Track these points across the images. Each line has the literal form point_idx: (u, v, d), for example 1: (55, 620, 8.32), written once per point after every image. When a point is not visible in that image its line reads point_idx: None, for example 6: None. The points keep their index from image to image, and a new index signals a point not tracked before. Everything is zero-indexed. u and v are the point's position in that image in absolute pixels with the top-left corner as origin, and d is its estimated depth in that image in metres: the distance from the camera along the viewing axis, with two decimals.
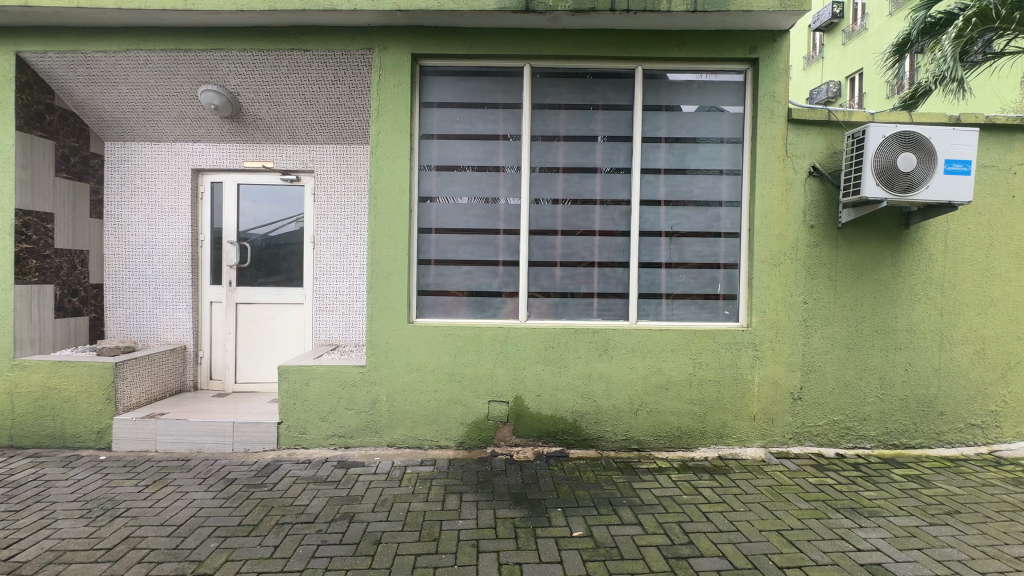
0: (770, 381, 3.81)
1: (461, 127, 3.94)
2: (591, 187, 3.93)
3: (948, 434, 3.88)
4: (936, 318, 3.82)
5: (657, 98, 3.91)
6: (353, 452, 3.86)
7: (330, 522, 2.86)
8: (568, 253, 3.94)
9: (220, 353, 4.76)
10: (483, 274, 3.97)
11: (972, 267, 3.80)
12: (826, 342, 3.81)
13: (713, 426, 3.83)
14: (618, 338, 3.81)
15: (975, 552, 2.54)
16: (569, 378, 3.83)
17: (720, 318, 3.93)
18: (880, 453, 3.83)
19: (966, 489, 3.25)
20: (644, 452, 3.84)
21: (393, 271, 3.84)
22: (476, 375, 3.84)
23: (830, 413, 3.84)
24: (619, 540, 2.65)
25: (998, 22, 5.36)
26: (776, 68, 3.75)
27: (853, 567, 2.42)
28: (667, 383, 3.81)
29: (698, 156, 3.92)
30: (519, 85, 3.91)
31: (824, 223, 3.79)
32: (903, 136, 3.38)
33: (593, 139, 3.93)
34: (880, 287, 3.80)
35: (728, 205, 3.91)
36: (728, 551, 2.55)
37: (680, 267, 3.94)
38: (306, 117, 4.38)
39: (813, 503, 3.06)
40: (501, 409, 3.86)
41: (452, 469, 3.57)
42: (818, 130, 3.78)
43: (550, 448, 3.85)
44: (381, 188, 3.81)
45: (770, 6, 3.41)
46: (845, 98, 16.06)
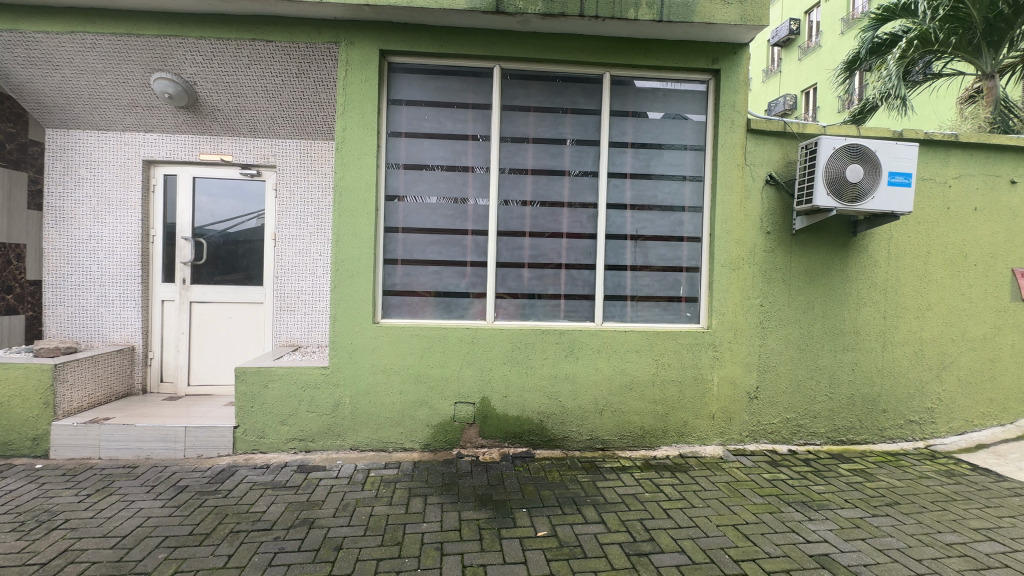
0: (728, 381, 3.95)
1: (430, 125, 3.90)
2: (559, 189, 3.97)
3: (889, 430, 4.13)
4: (880, 320, 4.05)
5: (624, 104, 3.99)
6: (314, 456, 3.76)
7: (288, 529, 2.77)
8: (536, 254, 3.97)
9: (172, 354, 4.54)
10: (451, 274, 3.94)
11: (912, 273, 4.06)
12: (780, 343, 3.98)
13: (675, 424, 3.94)
14: (584, 339, 3.86)
15: (912, 540, 2.70)
16: (536, 379, 3.85)
17: (683, 319, 4.05)
18: (828, 449, 4.03)
19: (905, 481, 3.46)
20: (608, 451, 3.90)
21: (358, 271, 3.76)
22: (442, 376, 3.81)
23: (783, 411, 4.02)
24: (582, 538, 2.68)
25: (936, 45, 5.93)
26: (736, 80, 3.89)
27: (802, 558, 2.53)
28: (630, 383, 3.89)
29: (663, 162, 4.02)
30: (489, 86, 3.90)
31: (779, 230, 3.96)
32: (850, 148, 3.58)
33: (562, 142, 3.97)
34: (829, 291, 4.00)
35: (691, 210, 4.03)
36: (687, 546, 2.62)
37: (645, 270, 4.03)
38: (268, 110, 4.24)
39: (767, 498, 3.19)
40: (467, 410, 3.84)
41: (417, 471, 3.53)
42: (774, 140, 3.95)
43: (516, 449, 3.87)
44: (347, 186, 3.74)
45: (731, 20, 3.54)
46: (801, 111, 16.87)
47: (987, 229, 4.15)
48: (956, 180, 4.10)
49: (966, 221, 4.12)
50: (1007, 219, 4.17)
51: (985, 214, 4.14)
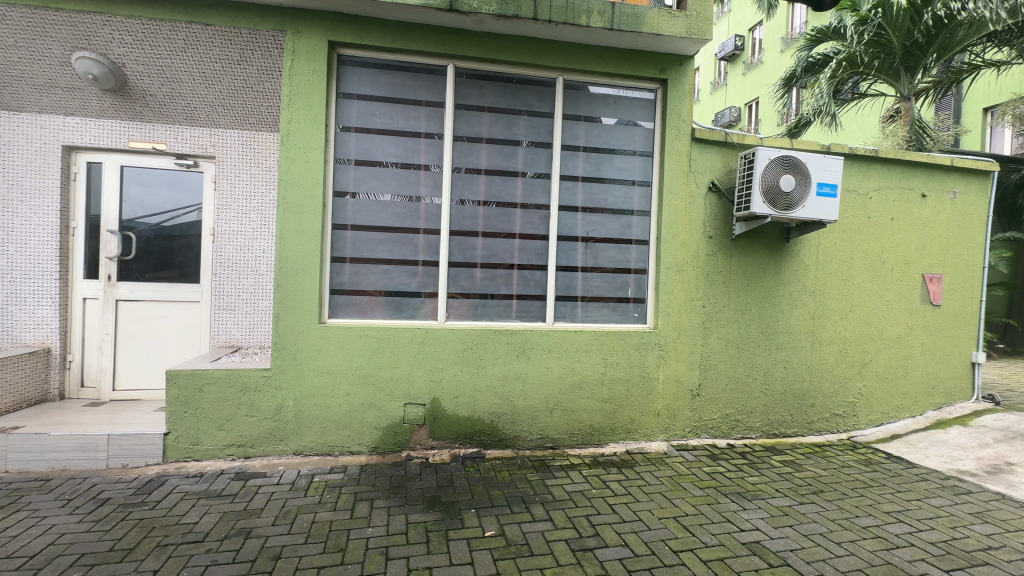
0: (672, 379, 4.11)
1: (382, 121, 3.82)
2: (512, 190, 3.99)
3: (817, 423, 4.43)
4: (809, 321, 4.34)
5: (577, 108, 4.07)
6: (253, 462, 3.58)
7: (221, 540, 2.62)
8: (488, 254, 3.97)
9: (95, 357, 4.19)
10: (401, 273, 3.86)
11: (837, 277, 4.38)
12: (720, 342, 4.18)
13: (622, 422, 4.06)
14: (535, 339, 3.90)
15: (833, 525, 2.91)
16: (487, 379, 3.85)
17: (630, 319, 4.17)
18: (763, 441, 4.27)
19: (829, 471, 3.73)
20: (558, 450, 3.95)
21: (303, 269, 3.63)
22: (392, 377, 3.74)
23: (722, 407, 4.22)
24: (530, 537, 2.70)
25: (862, 67, 6.69)
26: (683, 90, 4.06)
27: (736, 546, 2.66)
28: (580, 382, 3.96)
29: (613, 167, 4.13)
30: (442, 84, 3.87)
31: (720, 235, 4.16)
32: (784, 160, 3.82)
33: (515, 143, 3.99)
34: (765, 294, 4.24)
35: (639, 214, 4.17)
36: (630, 540, 2.70)
37: (595, 271, 4.12)
38: (207, 97, 4.04)
39: (706, 490, 3.34)
40: (418, 411, 3.79)
41: (363, 475, 3.44)
42: (716, 149, 4.15)
43: (466, 450, 3.85)
44: (293, 182, 3.61)
45: (677, 32, 3.70)
46: (744, 123, 17.84)
47: (902, 237, 4.53)
48: (875, 193, 4.46)
49: (884, 230, 4.48)
50: (918, 228, 4.58)
51: (900, 224, 4.53)
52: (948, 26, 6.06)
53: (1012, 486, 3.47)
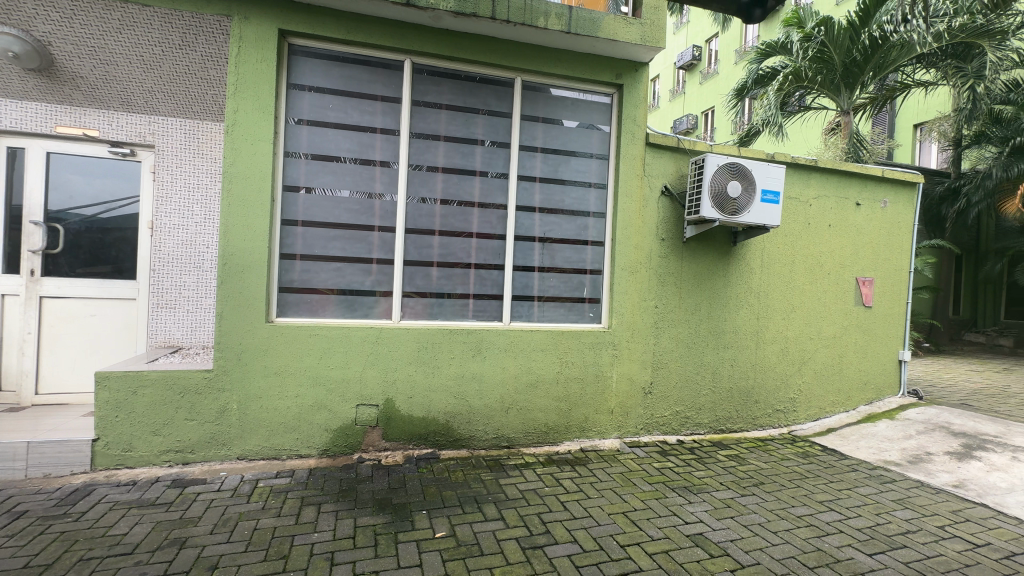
0: (626, 378, 4.20)
1: (335, 115, 3.71)
2: (469, 189, 3.97)
3: (760, 418, 4.64)
4: (754, 321, 4.54)
5: (535, 109, 4.09)
6: (192, 468, 3.40)
7: (153, 551, 2.47)
8: (445, 253, 3.93)
9: (14, 358, 3.85)
10: (355, 271, 3.76)
11: (780, 279, 4.61)
12: (671, 342, 4.31)
13: (576, 420, 4.12)
14: (491, 338, 3.90)
15: (771, 515, 3.06)
16: (442, 379, 3.81)
17: (586, 319, 4.24)
18: (710, 437, 4.43)
19: (769, 463, 3.91)
20: (513, 449, 3.97)
21: (249, 265, 3.49)
22: (344, 378, 3.64)
23: (673, 404, 4.36)
24: (480, 536, 2.70)
25: (807, 82, 7.15)
26: (637, 96, 4.17)
27: (680, 538, 2.75)
28: (536, 381, 3.99)
29: (570, 168, 4.18)
30: (398, 79, 3.80)
31: (672, 238, 4.29)
32: (731, 167, 3.98)
33: (473, 142, 3.98)
34: (714, 295, 4.41)
35: (595, 216, 4.24)
36: (579, 536, 2.74)
37: (551, 271, 4.15)
38: (144, 82, 3.80)
39: (655, 485, 3.43)
40: (370, 413, 3.71)
41: (312, 479, 3.33)
42: (668, 155, 4.28)
43: (420, 451, 3.80)
44: (239, 174, 3.45)
45: (631, 39, 3.80)
46: (700, 131, 18.52)
47: (838, 242, 4.82)
48: (815, 200, 4.72)
49: (823, 235, 4.76)
50: (852, 235, 4.88)
51: (836, 230, 4.81)
52: (882, 48, 6.56)
53: (930, 474, 3.76)
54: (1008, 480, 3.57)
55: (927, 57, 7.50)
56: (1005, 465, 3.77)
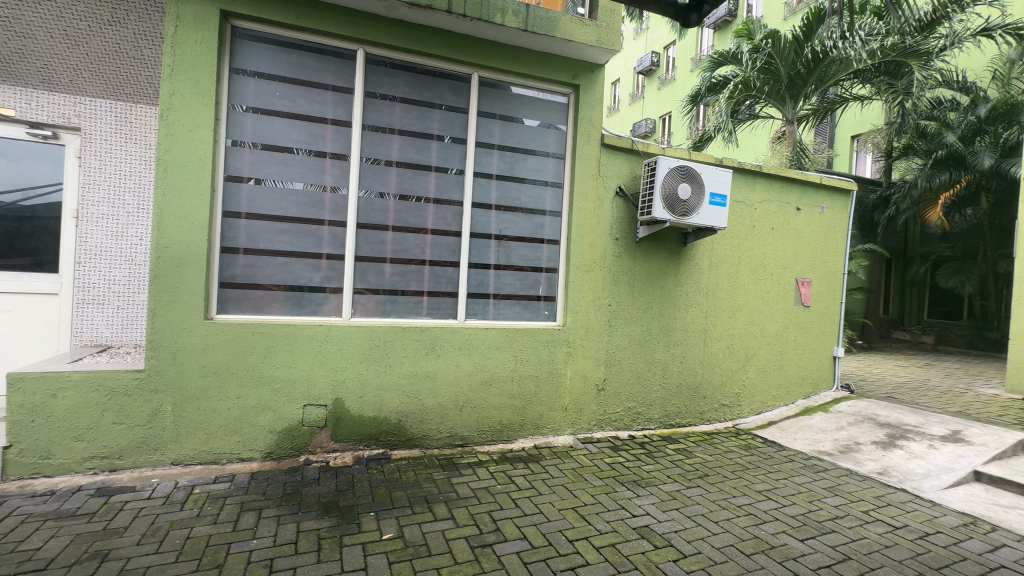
0: (580, 375, 4.26)
1: (283, 103, 3.56)
2: (424, 184, 3.91)
3: (707, 413, 4.82)
4: (702, 319, 4.71)
5: (492, 106, 4.07)
6: (120, 476, 3.17)
7: (70, 566, 2.29)
8: (398, 249, 3.85)
9: None
10: (303, 267, 3.61)
11: (726, 280, 4.80)
12: (624, 339, 4.41)
13: (530, 418, 4.14)
14: (446, 336, 3.85)
15: (714, 505, 3.18)
16: (394, 378, 3.73)
17: (541, 317, 4.25)
18: (660, 432, 4.56)
19: (714, 456, 4.07)
20: (466, 447, 3.94)
21: (187, 259, 3.29)
22: (290, 377, 3.51)
23: (625, 401, 4.46)
24: (429, 536, 2.66)
25: (755, 91, 7.52)
26: (593, 97, 4.23)
27: (627, 531, 2.81)
28: (490, 379, 3.98)
29: (527, 167, 4.19)
30: (351, 68, 3.68)
31: (626, 237, 4.38)
32: (681, 170, 4.11)
33: (429, 137, 3.91)
34: (665, 294, 4.54)
35: (551, 214, 4.27)
36: (529, 532, 2.75)
37: (507, 269, 4.15)
38: (70, 61, 3.53)
39: (605, 480, 3.50)
40: (318, 413, 3.58)
41: (253, 484, 3.18)
42: (623, 156, 4.36)
43: (371, 451, 3.70)
44: (175, 162, 3.25)
45: (587, 40, 3.86)
46: (657, 135, 19.02)
47: (781, 245, 5.08)
48: (759, 204, 4.94)
49: (766, 238, 4.99)
50: (793, 238, 5.15)
51: (779, 233, 5.06)
52: (823, 61, 6.98)
53: (858, 462, 4.02)
54: (925, 466, 3.87)
55: (863, 73, 8.02)
56: (923, 452, 4.08)
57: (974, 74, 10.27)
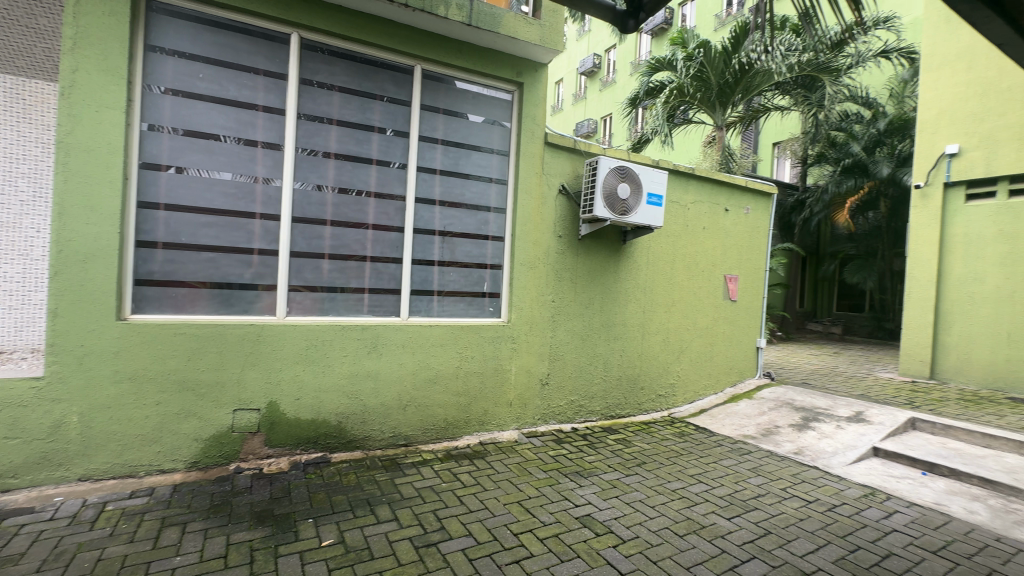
0: (524, 370, 4.32)
1: (207, 86, 3.30)
2: (365, 178, 3.78)
3: (645, 403, 5.04)
4: (640, 314, 4.92)
5: (436, 100, 4.00)
6: (15, 496, 2.83)
7: None
8: (338, 245, 3.70)
9: None
10: (231, 263, 3.38)
11: (662, 276, 5.04)
12: (567, 334, 4.51)
13: (476, 414, 4.14)
14: (388, 334, 3.76)
15: (651, 491, 3.34)
16: (333, 378, 3.59)
17: (486, 314, 4.25)
18: (601, 423, 4.72)
19: (651, 444, 4.28)
20: (410, 447, 3.87)
21: (95, 254, 2.98)
22: (218, 381, 3.28)
23: (568, 394, 4.57)
24: (371, 540, 2.59)
25: (689, 97, 8.03)
26: (537, 95, 4.28)
27: (570, 521, 2.89)
28: (434, 377, 3.94)
29: (471, 163, 4.16)
30: (284, 53, 3.48)
31: (568, 235, 4.47)
32: (621, 170, 4.26)
33: (369, 129, 3.79)
34: (605, 290, 4.69)
35: (495, 211, 4.27)
36: (474, 529, 2.75)
37: (451, 265, 4.11)
38: None
39: (549, 472, 3.57)
40: (250, 418, 3.38)
41: (176, 497, 2.95)
42: (566, 155, 4.45)
43: (309, 456, 3.54)
44: (80, 146, 2.95)
45: (531, 39, 3.89)
46: (598, 135, 19.56)
47: (711, 243, 5.40)
48: (692, 205, 5.22)
49: (698, 237, 5.28)
50: (722, 237, 5.49)
51: (709, 232, 5.38)
52: (748, 73, 7.50)
53: (777, 444, 4.38)
54: (833, 444, 4.28)
55: (782, 85, 8.70)
56: (831, 432, 4.51)
57: (875, 91, 11.42)
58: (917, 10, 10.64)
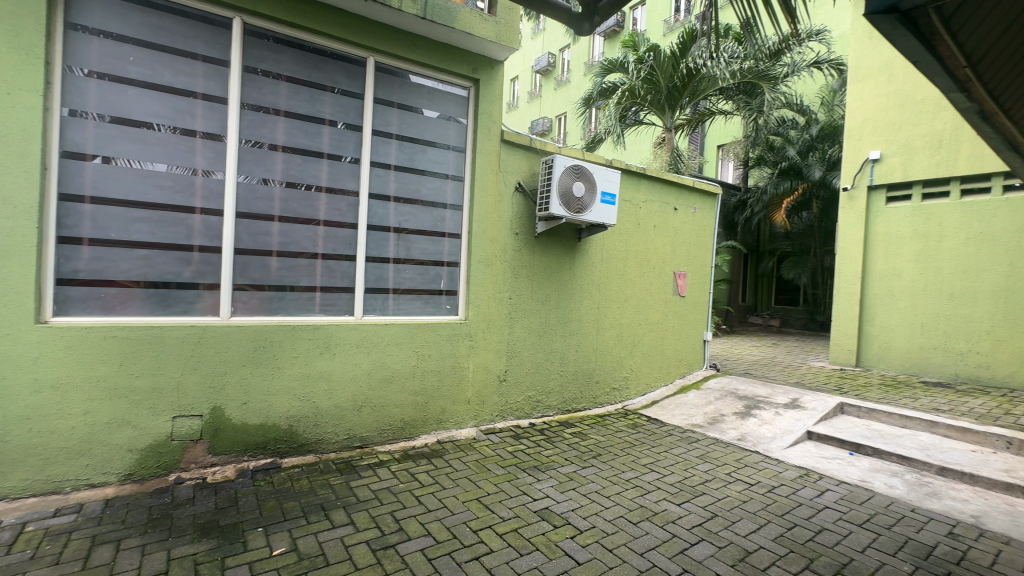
0: (482, 367, 4.32)
1: (139, 70, 3.07)
2: (315, 172, 3.64)
3: (600, 397, 5.18)
4: (595, 310, 5.04)
5: (390, 94, 3.91)
6: None
7: None
8: (286, 242, 3.55)
9: None
10: (168, 261, 3.17)
11: (616, 273, 5.18)
12: (524, 331, 4.55)
13: (433, 413, 4.11)
14: (341, 334, 3.65)
15: (606, 482, 3.44)
16: (283, 380, 3.45)
17: (443, 312, 4.22)
18: (558, 417, 4.80)
19: (606, 436, 4.40)
20: (366, 448, 3.79)
21: (8, 251, 2.72)
22: (154, 387, 3.07)
23: (525, 390, 4.62)
24: (326, 546, 2.52)
25: (640, 99, 8.28)
26: (493, 92, 4.27)
27: (528, 515, 2.93)
28: (390, 377, 3.87)
29: (427, 159, 4.10)
30: (225, 38, 3.29)
31: (525, 232, 4.51)
32: (576, 168, 4.33)
33: (320, 121, 3.65)
34: (561, 287, 4.77)
35: (452, 208, 4.24)
36: (433, 528, 2.73)
37: (406, 263, 4.04)
38: None
39: (507, 468, 3.60)
40: (191, 425, 3.19)
41: (109, 512, 2.74)
42: (522, 153, 4.47)
43: (257, 462, 3.39)
44: None
45: (487, 35, 3.89)
46: (553, 133, 19.78)
47: (661, 241, 5.60)
48: (643, 203, 5.40)
49: (649, 234, 5.47)
50: (671, 235, 5.71)
51: (660, 230, 5.58)
52: (694, 78, 7.83)
53: (722, 431, 4.63)
54: (772, 430, 4.57)
55: (726, 90, 9.14)
56: (770, 418, 4.82)
57: (808, 99, 12.23)
58: (845, 25, 11.47)
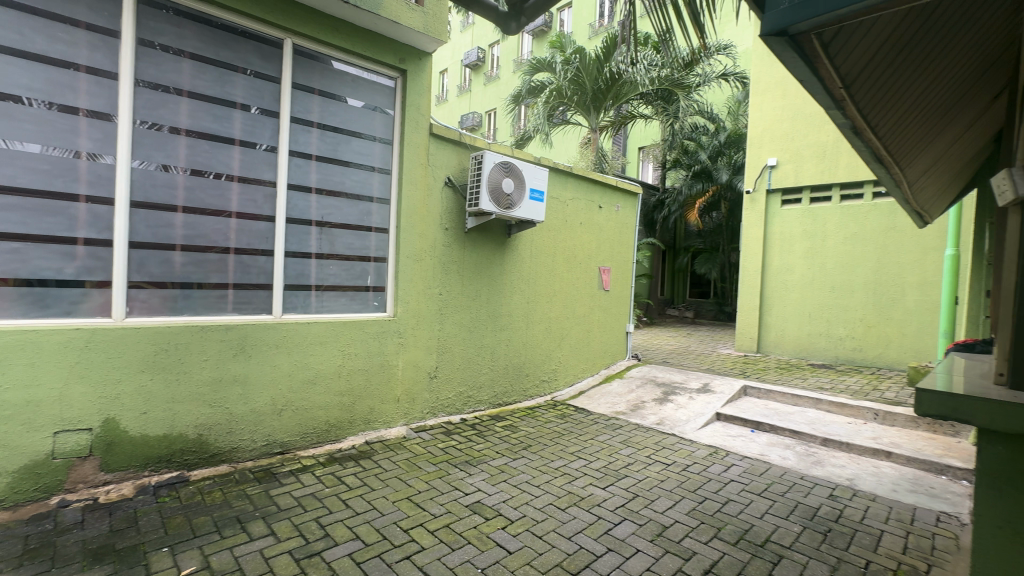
0: (412, 364, 4.24)
1: (2, 34, 2.65)
2: (225, 160, 3.36)
3: (530, 390, 5.29)
4: (524, 305, 5.13)
5: (310, 79, 3.70)
6: None
7: None
8: (192, 235, 3.25)
9: None
10: (45, 255, 2.78)
11: (544, 268, 5.31)
12: (454, 327, 4.53)
13: (361, 413, 3.97)
14: (258, 335, 3.41)
15: (536, 471, 3.54)
16: (190, 387, 3.17)
17: (370, 309, 4.09)
18: (489, 411, 4.85)
19: (536, 428, 4.52)
20: (287, 454, 3.58)
21: None
22: (28, 400, 2.69)
23: (456, 386, 4.61)
24: (243, 560, 2.36)
25: (567, 99, 8.52)
26: (421, 84, 4.19)
27: (460, 510, 2.94)
28: (314, 378, 3.69)
29: (351, 149, 3.94)
30: (114, 5, 2.93)
31: (455, 228, 4.48)
32: (506, 165, 4.38)
33: (230, 105, 3.37)
34: (491, 282, 4.80)
35: (379, 202, 4.10)
36: (361, 531, 2.66)
37: (330, 258, 3.86)
38: None
39: (438, 465, 3.58)
40: (79, 440, 2.83)
41: None
42: (451, 147, 4.44)
43: (160, 476, 3.09)
44: None
45: (414, 25, 3.82)
46: (483, 129, 19.75)
47: (587, 237, 5.82)
48: (570, 201, 5.57)
49: (576, 231, 5.66)
50: (596, 232, 5.95)
51: (586, 227, 5.79)
52: (617, 82, 8.20)
53: (643, 417, 4.93)
54: (687, 413, 4.94)
55: (646, 95, 9.67)
56: (685, 403, 5.21)
57: (718, 108, 13.27)
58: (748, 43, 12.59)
